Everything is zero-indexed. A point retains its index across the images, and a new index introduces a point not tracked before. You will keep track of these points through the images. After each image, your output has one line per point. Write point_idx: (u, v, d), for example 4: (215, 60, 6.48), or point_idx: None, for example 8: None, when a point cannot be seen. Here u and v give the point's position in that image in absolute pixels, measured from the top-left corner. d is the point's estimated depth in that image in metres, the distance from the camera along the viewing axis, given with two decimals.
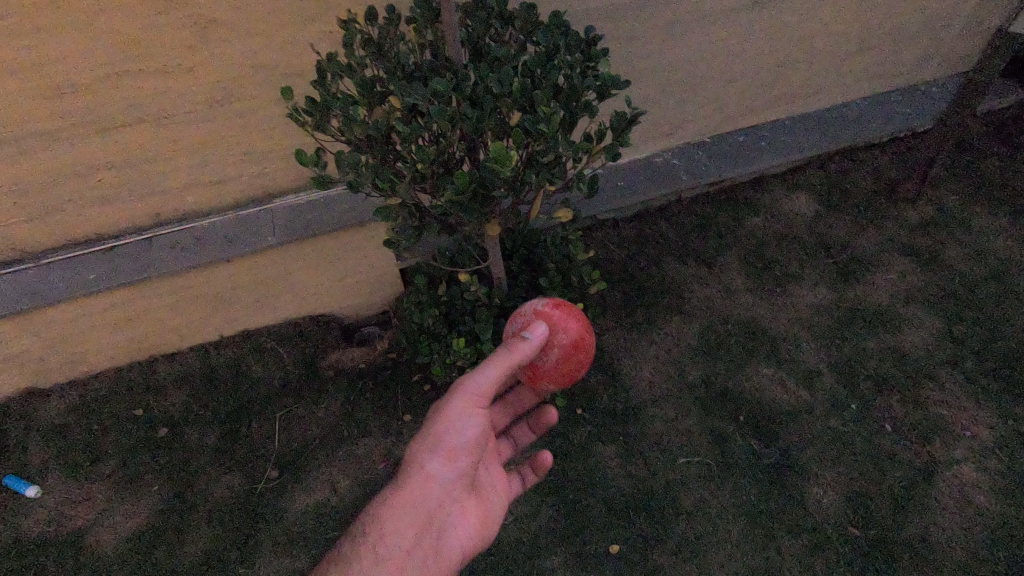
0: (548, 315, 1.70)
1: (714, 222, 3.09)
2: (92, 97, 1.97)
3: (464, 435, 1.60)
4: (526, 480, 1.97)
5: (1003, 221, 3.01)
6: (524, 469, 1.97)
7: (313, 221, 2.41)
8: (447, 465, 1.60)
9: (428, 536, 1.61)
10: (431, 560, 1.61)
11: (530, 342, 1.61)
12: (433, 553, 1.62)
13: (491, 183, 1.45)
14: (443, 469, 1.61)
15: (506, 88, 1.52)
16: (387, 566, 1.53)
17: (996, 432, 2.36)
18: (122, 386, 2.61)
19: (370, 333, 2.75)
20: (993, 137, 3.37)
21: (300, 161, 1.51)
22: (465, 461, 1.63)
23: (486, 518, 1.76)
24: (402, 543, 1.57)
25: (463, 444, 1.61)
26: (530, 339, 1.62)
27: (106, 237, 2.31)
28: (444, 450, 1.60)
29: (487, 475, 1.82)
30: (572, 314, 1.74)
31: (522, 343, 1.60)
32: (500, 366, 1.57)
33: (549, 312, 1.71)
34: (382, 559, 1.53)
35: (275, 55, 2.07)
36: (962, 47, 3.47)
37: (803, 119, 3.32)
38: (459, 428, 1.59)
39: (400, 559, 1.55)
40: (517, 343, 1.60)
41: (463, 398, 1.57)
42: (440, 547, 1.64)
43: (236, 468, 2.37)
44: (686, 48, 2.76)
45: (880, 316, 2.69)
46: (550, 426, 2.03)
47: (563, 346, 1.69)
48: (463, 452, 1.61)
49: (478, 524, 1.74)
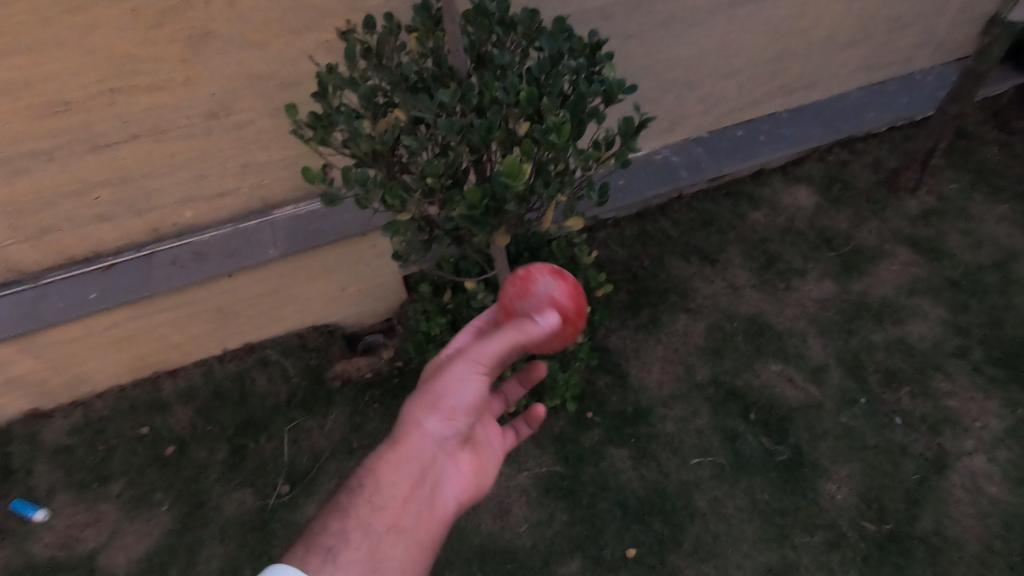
0: (562, 309, 1.50)
1: (717, 217, 3.05)
2: (86, 115, 1.93)
3: (466, 394, 1.42)
4: (520, 434, 1.82)
5: (1003, 209, 3.01)
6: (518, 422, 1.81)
7: (314, 232, 2.35)
8: (447, 424, 1.42)
9: (422, 493, 1.40)
10: (428, 518, 1.40)
11: (542, 328, 1.43)
12: (429, 511, 1.40)
13: (503, 196, 1.44)
14: (441, 426, 1.43)
15: (512, 96, 1.51)
16: (382, 520, 1.31)
17: (1005, 422, 2.37)
18: (126, 404, 2.58)
19: (374, 342, 2.78)
20: (991, 123, 3.37)
21: (308, 179, 1.48)
22: (465, 420, 1.46)
23: (481, 476, 1.58)
24: (397, 497, 1.35)
25: (464, 403, 1.43)
26: (541, 324, 1.44)
27: (105, 255, 2.30)
28: (444, 408, 1.42)
29: (484, 433, 1.65)
30: (577, 298, 1.56)
31: (532, 325, 1.42)
32: (508, 342, 1.42)
33: (557, 294, 1.52)
34: (377, 510, 1.32)
35: (270, 65, 2.02)
36: (957, 33, 3.46)
37: (800, 112, 3.33)
38: (459, 387, 1.41)
39: (395, 514, 1.33)
40: (528, 326, 1.43)
41: (467, 361, 1.41)
42: (436, 505, 1.42)
43: (247, 484, 2.35)
44: (684, 45, 2.73)
45: (885, 309, 2.69)
46: (538, 381, 1.83)
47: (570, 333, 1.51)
48: (463, 411, 1.44)
49: (473, 481, 1.55)
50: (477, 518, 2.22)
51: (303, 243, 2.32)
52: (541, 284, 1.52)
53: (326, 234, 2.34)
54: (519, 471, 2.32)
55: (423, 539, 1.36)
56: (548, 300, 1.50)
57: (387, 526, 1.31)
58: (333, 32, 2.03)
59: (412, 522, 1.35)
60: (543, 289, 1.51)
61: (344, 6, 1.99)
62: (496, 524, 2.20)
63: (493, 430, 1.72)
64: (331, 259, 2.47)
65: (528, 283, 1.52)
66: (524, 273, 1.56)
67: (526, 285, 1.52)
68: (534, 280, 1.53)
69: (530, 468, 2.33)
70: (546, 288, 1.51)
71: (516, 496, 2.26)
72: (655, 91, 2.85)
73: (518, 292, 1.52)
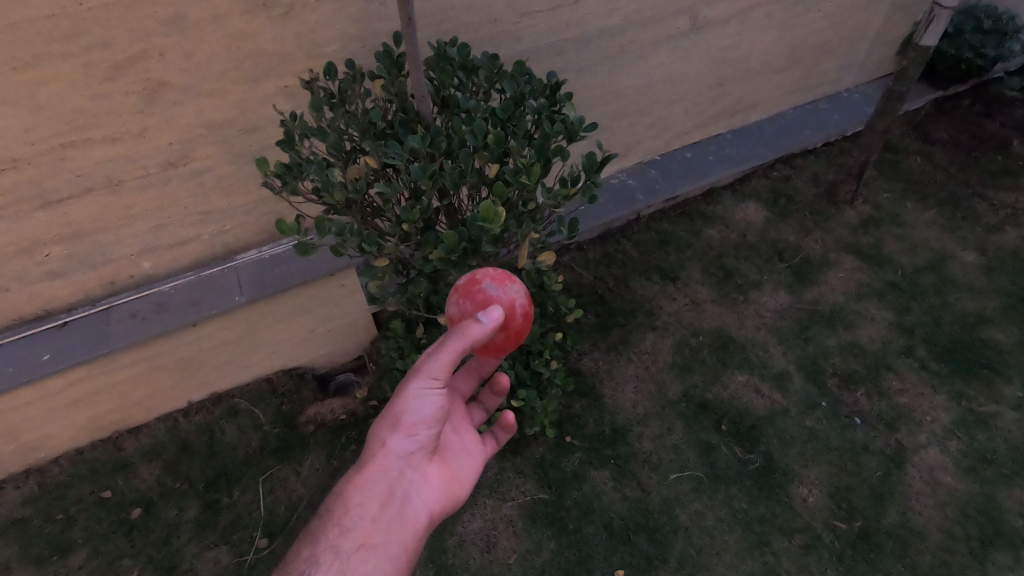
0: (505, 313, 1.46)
1: (675, 236, 3.17)
2: (35, 171, 1.83)
3: (423, 410, 1.45)
4: (500, 440, 1.84)
5: (931, 214, 3.26)
6: (496, 428, 1.83)
7: (279, 275, 2.32)
8: (409, 440, 1.46)
9: (391, 510, 1.46)
10: (399, 532, 1.46)
11: (484, 330, 1.39)
12: (399, 525, 1.46)
13: (478, 238, 1.55)
14: (404, 442, 1.47)
15: (480, 139, 1.60)
16: (350, 540, 1.39)
17: (953, 414, 2.54)
18: (85, 468, 2.45)
19: (346, 381, 2.66)
20: (913, 135, 3.65)
21: (282, 230, 1.55)
22: (427, 434, 1.49)
23: (454, 485, 1.62)
24: (366, 516, 1.43)
25: (423, 418, 1.46)
26: (483, 323, 1.40)
27: (56, 313, 2.15)
28: (404, 425, 1.46)
29: (457, 443, 1.70)
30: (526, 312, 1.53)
31: (475, 326, 1.39)
32: (455, 350, 1.38)
33: (516, 300, 1.49)
34: (346, 532, 1.40)
35: (231, 113, 2.00)
36: (876, 54, 3.75)
37: (742, 132, 3.53)
38: (417, 404, 1.44)
39: (364, 532, 1.41)
40: (469, 327, 1.39)
41: (422, 377, 1.43)
42: (407, 519, 1.48)
43: (222, 541, 2.26)
44: (633, 76, 2.86)
45: (837, 315, 2.85)
46: (508, 390, 1.80)
47: (507, 339, 1.50)
48: (423, 425, 1.47)
49: (445, 490, 1.59)
50: (466, 554, 2.20)
51: (269, 288, 2.29)
52: (489, 280, 1.49)
53: (293, 278, 2.32)
54: (503, 502, 2.32)
55: (396, 552, 1.43)
56: (503, 305, 1.47)
57: (356, 545, 1.39)
58: (293, 78, 2.04)
59: (381, 538, 1.42)
60: (494, 283, 1.49)
61: (303, 53, 2.01)
62: (484, 558, 2.19)
63: (470, 438, 1.76)
64: (299, 302, 2.44)
65: (477, 280, 1.49)
66: (477, 272, 1.51)
67: (477, 279, 1.49)
68: (501, 283, 1.50)
69: (513, 497, 2.33)
70: (511, 291, 1.49)
71: (503, 527, 2.26)
72: (608, 119, 2.96)
73: (463, 288, 1.49)
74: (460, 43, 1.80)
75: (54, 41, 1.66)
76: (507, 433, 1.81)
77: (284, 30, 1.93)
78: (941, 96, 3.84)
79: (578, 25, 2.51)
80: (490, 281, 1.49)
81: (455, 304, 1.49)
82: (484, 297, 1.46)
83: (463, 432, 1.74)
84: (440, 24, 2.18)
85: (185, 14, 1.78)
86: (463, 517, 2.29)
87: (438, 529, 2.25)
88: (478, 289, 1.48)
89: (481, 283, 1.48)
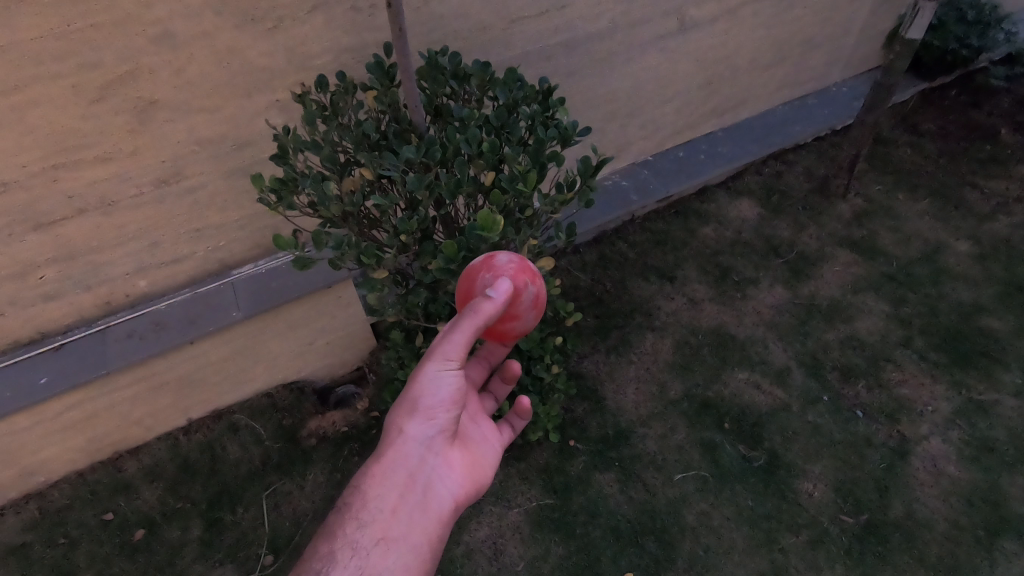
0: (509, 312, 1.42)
1: (670, 236, 3.17)
2: (26, 193, 1.81)
3: (440, 393, 1.44)
4: (516, 427, 1.83)
5: (923, 205, 3.28)
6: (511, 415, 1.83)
7: (276, 288, 2.31)
8: (427, 423, 1.46)
9: (413, 498, 1.45)
10: (422, 521, 1.45)
11: (490, 313, 1.36)
12: (422, 514, 1.45)
13: (478, 246, 1.56)
14: (423, 427, 1.46)
15: (474, 148, 1.62)
16: (370, 535, 1.37)
17: (953, 403, 2.55)
18: (86, 491, 2.43)
19: (345, 393, 2.61)
20: (902, 128, 3.68)
21: (280, 245, 1.56)
22: (446, 417, 1.48)
23: (477, 470, 1.61)
24: (386, 507, 1.41)
25: (441, 399, 1.45)
26: (494, 298, 1.36)
27: (51, 335, 2.13)
28: (423, 409, 1.45)
29: (475, 432, 1.69)
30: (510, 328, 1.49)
31: (487, 302, 1.35)
32: (468, 328, 1.36)
33: (520, 318, 1.46)
34: (365, 525, 1.38)
35: (223, 128, 1.99)
36: (863, 49, 3.77)
37: (733, 129, 3.55)
38: (434, 384, 1.43)
39: (385, 525, 1.39)
40: (484, 306, 1.35)
41: (439, 358, 1.41)
42: (430, 507, 1.47)
43: (227, 560, 2.24)
44: (623, 78, 2.87)
45: (834, 309, 2.86)
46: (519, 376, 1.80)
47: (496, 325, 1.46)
48: (442, 409, 1.46)
49: (467, 475, 1.58)
50: (473, 563, 2.19)
51: (267, 302, 2.28)
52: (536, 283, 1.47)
53: (290, 291, 2.31)
54: (509, 509, 2.31)
55: (418, 543, 1.42)
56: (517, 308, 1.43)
57: (377, 539, 1.37)
58: (284, 92, 2.03)
59: (403, 529, 1.40)
60: (532, 298, 1.45)
61: (293, 67, 2.00)
62: (492, 566, 2.18)
63: (488, 427, 1.75)
64: (297, 315, 2.43)
65: (529, 274, 1.45)
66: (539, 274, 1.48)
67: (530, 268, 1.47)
68: (530, 298, 1.45)
69: (520, 504, 2.32)
70: (523, 311, 1.46)
71: (510, 534, 2.25)
72: (600, 122, 2.97)
73: (511, 257, 1.46)
74: (451, 51, 1.80)
75: (43, 64, 1.65)
76: (523, 419, 1.81)
77: (273, 44, 1.93)
78: (928, 88, 3.87)
79: (566, 30, 2.52)
80: (535, 289, 1.46)
81: (500, 256, 1.45)
82: (519, 290, 1.42)
83: (481, 421, 1.73)
84: (428, 33, 2.18)
85: (173, 32, 1.77)
86: (469, 525, 2.28)
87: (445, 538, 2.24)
88: (525, 281, 1.43)
89: (528, 282, 1.44)
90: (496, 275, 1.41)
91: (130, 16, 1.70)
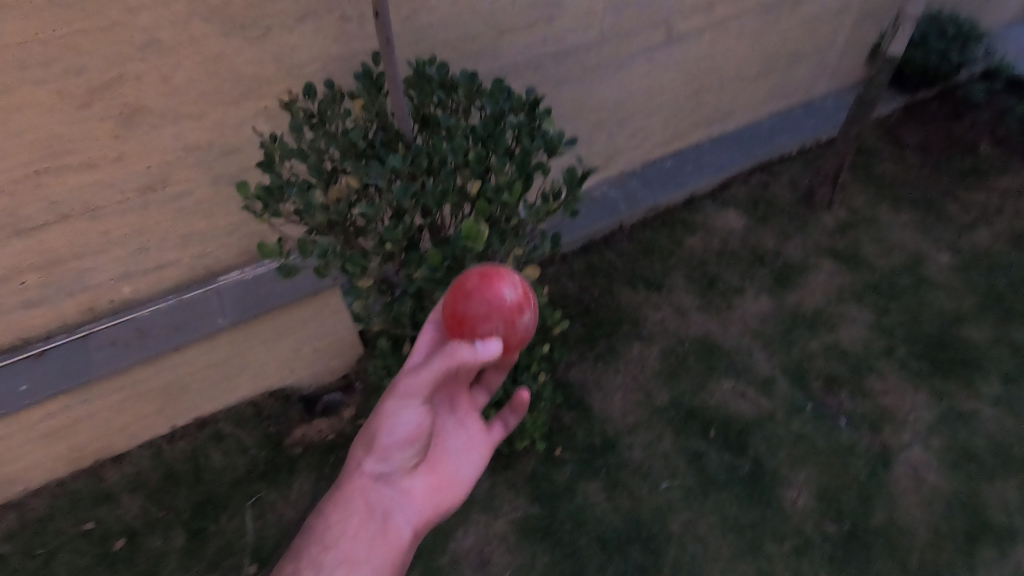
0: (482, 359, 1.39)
1: (657, 245, 3.19)
2: (9, 199, 1.79)
3: (396, 431, 1.45)
4: (509, 424, 1.75)
5: (904, 216, 3.33)
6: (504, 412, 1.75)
7: (263, 295, 2.30)
8: (381, 459, 1.46)
9: (372, 525, 1.42)
10: (382, 546, 1.42)
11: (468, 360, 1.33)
12: (383, 540, 1.42)
13: (462, 255, 1.58)
14: (379, 462, 1.47)
15: (461, 157, 1.64)
16: (330, 558, 1.38)
17: (935, 412, 2.58)
18: (66, 501, 2.39)
19: (332, 401, 2.63)
20: (885, 140, 3.74)
21: (265, 253, 1.55)
22: (400, 450, 1.47)
23: (449, 489, 1.55)
24: (347, 531, 1.41)
25: (395, 438, 1.46)
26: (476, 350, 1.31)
27: (33, 342, 2.10)
28: (378, 445, 1.46)
29: (456, 440, 1.62)
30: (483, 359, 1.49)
31: (467, 350, 1.32)
32: (440, 365, 1.36)
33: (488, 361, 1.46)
34: (326, 549, 1.39)
35: (211, 134, 1.99)
36: (847, 62, 3.84)
37: (720, 140, 3.60)
38: (391, 422, 1.45)
39: (345, 548, 1.39)
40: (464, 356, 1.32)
41: (399, 397, 1.43)
42: (390, 534, 1.43)
43: (210, 570, 2.22)
44: (611, 87, 2.90)
45: (818, 317, 2.90)
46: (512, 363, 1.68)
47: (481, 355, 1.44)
48: (396, 446, 1.47)
49: (435, 496, 1.52)
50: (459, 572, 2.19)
51: (254, 310, 2.27)
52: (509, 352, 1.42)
53: (277, 298, 2.31)
54: (495, 518, 2.31)
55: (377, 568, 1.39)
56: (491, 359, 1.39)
57: (336, 562, 1.37)
58: (271, 99, 2.03)
59: (363, 553, 1.39)
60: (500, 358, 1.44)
61: (282, 74, 2.00)
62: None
63: (475, 429, 1.67)
64: (284, 322, 2.43)
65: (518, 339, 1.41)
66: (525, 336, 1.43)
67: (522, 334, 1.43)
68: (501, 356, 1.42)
69: (506, 513, 2.32)
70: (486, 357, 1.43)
71: (496, 543, 2.25)
72: (588, 131, 3.00)
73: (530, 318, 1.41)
74: (439, 62, 1.83)
75: (28, 68, 1.64)
76: (516, 414, 1.75)
77: (261, 52, 1.93)
78: (910, 101, 3.94)
79: (554, 41, 2.55)
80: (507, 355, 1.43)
81: (514, 287, 1.40)
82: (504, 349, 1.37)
83: (465, 425, 1.65)
84: (417, 44, 2.20)
85: (160, 39, 1.77)
86: (455, 534, 2.27)
87: (431, 547, 2.23)
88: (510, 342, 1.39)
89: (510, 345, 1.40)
90: (487, 303, 1.34)
91: (116, 22, 1.70)
